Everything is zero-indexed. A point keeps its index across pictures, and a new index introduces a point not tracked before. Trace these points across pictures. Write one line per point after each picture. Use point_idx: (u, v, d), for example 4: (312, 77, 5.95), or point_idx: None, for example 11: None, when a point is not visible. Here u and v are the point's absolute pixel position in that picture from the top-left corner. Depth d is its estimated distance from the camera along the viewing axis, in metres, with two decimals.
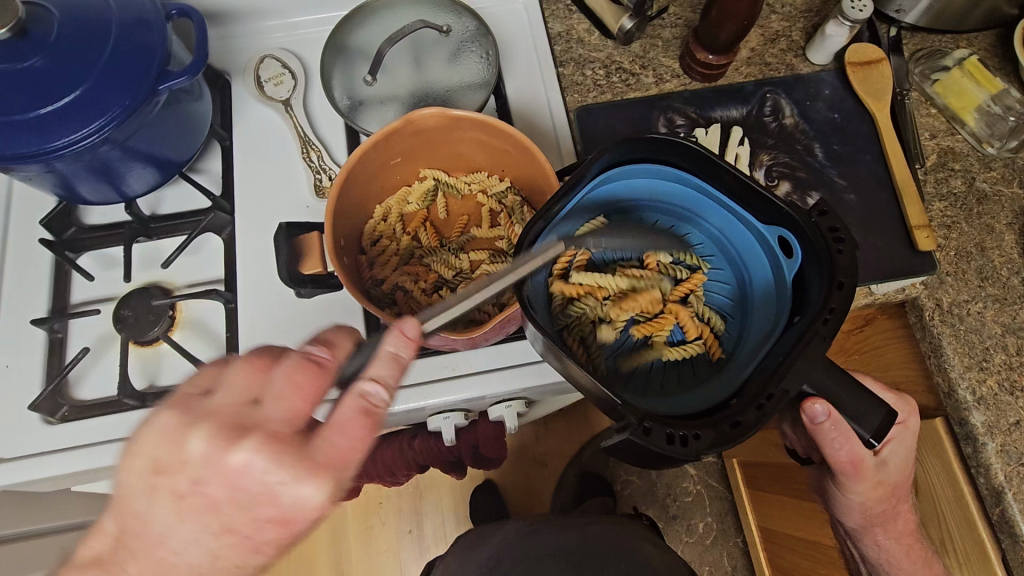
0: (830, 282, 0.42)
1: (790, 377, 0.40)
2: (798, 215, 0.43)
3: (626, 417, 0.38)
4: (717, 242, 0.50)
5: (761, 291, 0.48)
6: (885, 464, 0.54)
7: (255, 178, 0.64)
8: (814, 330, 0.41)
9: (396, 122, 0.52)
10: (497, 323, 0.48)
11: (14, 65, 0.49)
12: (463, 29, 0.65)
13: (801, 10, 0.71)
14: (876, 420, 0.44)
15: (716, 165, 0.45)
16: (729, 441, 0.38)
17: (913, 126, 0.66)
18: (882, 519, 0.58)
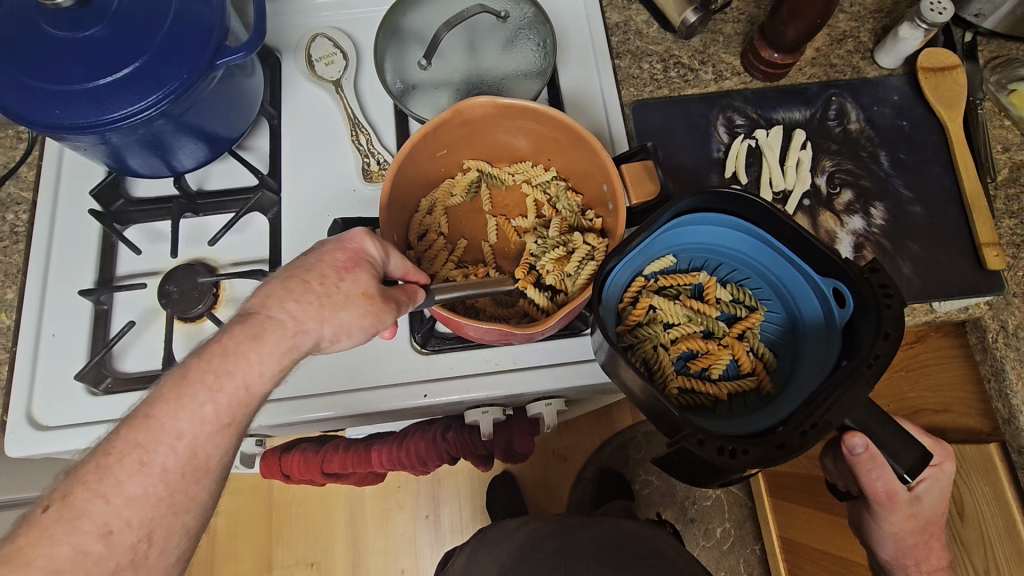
0: (876, 330, 0.40)
1: (834, 410, 0.39)
2: (847, 266, 0.42)
3: (680, 425, 0.38)
4: (775, 288, 0.50)
5: (810, 329, 0.47)
6: (917, 500, 0.52)
7: (304, 160, 0.64)
8: (857, 371, 0.39)
9: (445, 113, 0.50)
10: (565, 314, 0.47)
11: (75, 34, 0.49)
12: (521, 15, 0.63)
13: (872, 10, 0.68)
14: (910, 457, 0.40)
15: (781, 218, 0.44)
16: (772, 460, 0.38)
17: (986, 139, 0.63)
18: (915, 553, 0.55)
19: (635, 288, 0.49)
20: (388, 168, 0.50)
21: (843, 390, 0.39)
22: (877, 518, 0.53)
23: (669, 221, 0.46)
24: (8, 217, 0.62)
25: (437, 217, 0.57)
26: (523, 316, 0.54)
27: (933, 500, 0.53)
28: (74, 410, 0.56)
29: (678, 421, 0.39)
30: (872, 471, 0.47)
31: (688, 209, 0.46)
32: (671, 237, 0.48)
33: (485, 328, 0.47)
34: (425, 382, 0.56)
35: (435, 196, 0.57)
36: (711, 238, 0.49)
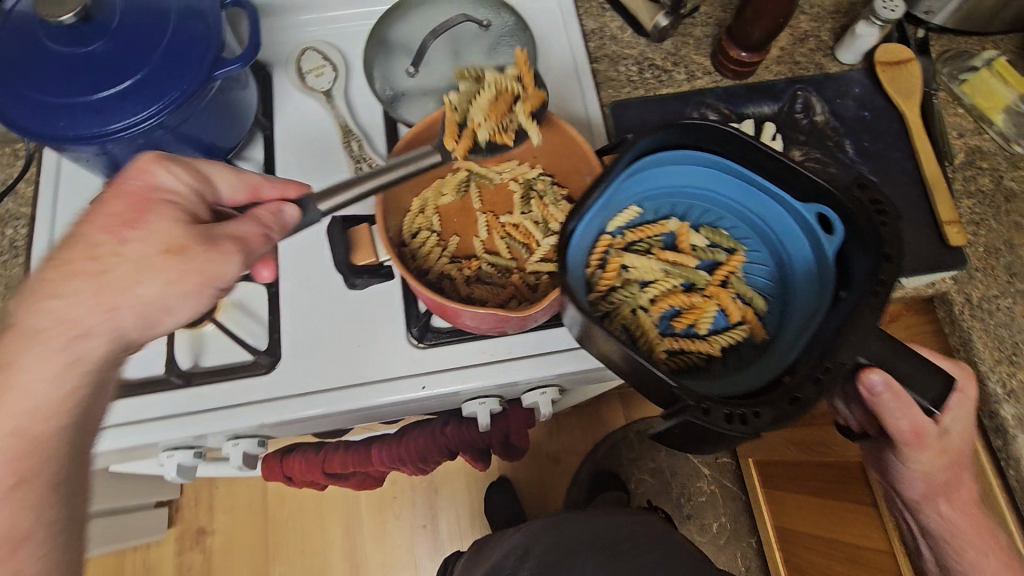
0: (877, 257, 0.43)
1: (845, 350, 0.41)
2: (834, 189, 0.45)
3: (684, 397, 0.39)
4: (755, 227, 0.52)
5: (800, 268, 0.49)
6: (947, 433, 0.51)
7: (298, 168, 0.66)
8: (866, 302, 0.41)
9: (437, 112, 0.54)
10: (555, 298, 0.49)
11: (77, 50, 0.51)
12: (503, 24, 0.66)
13: (831, 11, 0.72)
14: (933, 389, 0.44)
15: (754, 147, 0.47)
16: (789, 418, 0.39)
17: (942, 126, 0.67)
18: (946, 488, 0.55)
19: (602, 245, 0.49)
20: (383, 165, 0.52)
21: (851, 328, 0.41)
22: (907, 457, 0.53)
23: (631, 164, 0.48)
24: (7, 232, 0.64)
25: (429, 216, 0.59)
26: (516, 301, 0.56)
27: (961, 432, 0.52)
28: None
29: (681, 393, 0.39)
30: (897, 412, 0.46)
31: (648, 150, 0.48)
32: (639, 181, 0.50)
33: (480, 314, 0.49)
34: (423, 374, 0.58)
35: (426, 196, 0.59)
36: (680, 182, 0.51)
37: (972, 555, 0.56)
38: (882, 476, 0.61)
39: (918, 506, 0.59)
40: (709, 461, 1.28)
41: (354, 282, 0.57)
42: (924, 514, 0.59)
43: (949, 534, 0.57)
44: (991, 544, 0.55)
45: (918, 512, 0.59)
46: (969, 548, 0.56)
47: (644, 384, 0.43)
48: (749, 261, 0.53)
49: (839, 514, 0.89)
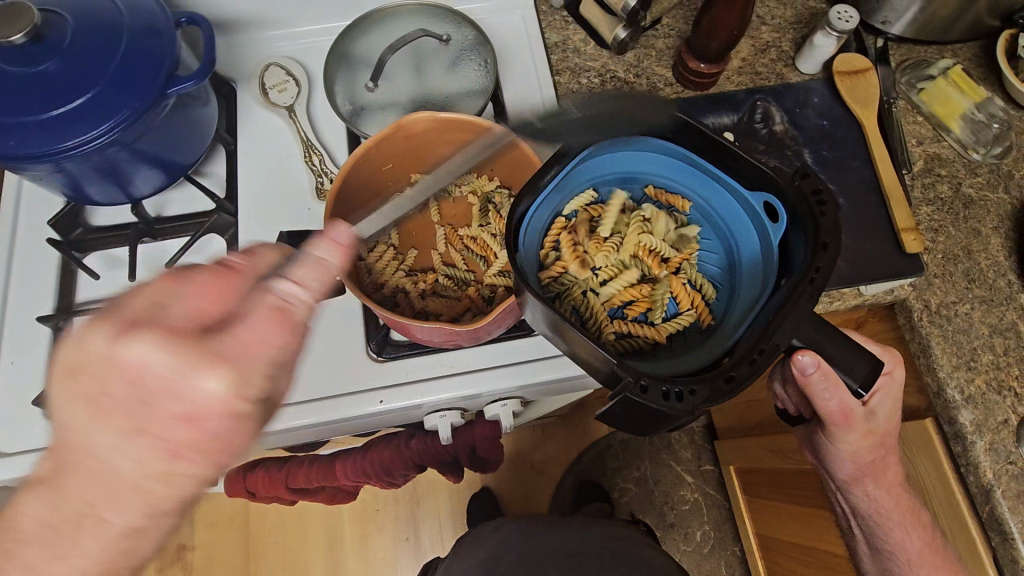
0: (815, 243, 0.43)
1: (780, 332, 0.41)
2: (780, 179, 0.45)
3: (625, 375, 0.38)
4: (707, 218, 0.51)
5: (746, 260, 0.49)
6: (872, 416, 0.54)
7: (257, 181, 0.66)
8: (802, 289, 0.41)
9: (389, 127, 0.54)
10: (499, 313, 0.49)
11: (28, 69, 0.51)
12: (463, 37, 0.67)
13: (791, 22, 0.73)
14: (861, 372, 0.45)
15: (702, 134, 0.46)
16: (722, 397, 0.39)
17: (901, 134, 0.67)
18: (872, 470, 0.59)
19: (556, 230, 0.50)
20: (333, 180, 0.52)
21: (788, 311, 0.41)
22: (836, 440, 0.55)
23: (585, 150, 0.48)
24: None
25: (387, 229, 0.60)
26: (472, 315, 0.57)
27: (888, 415, 0.55)
28: (31, 436, 0.56)
29: (620, 373, 0.39)
30: (827, 393, 0.48)
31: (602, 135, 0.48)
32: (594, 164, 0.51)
33: (429, 329, 0.49)
34: (381, 388, 0.58)
35: (384, 210, 0.60)
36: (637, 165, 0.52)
37: (897, 533, 0.61)
38: (815, 459, 0.63)
39: (846, 488, 0.62)
40: (692, 469, 1.27)
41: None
42: (853, 494, 0.62)
43: (876, 512, 0.61)
44: (915, 523, 0.61)
45: (848, 492, 0.63)
46: (894, 525, 0.61)
47: (594, 370, 0.42)
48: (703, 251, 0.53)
49: (817, 522, 0.88)
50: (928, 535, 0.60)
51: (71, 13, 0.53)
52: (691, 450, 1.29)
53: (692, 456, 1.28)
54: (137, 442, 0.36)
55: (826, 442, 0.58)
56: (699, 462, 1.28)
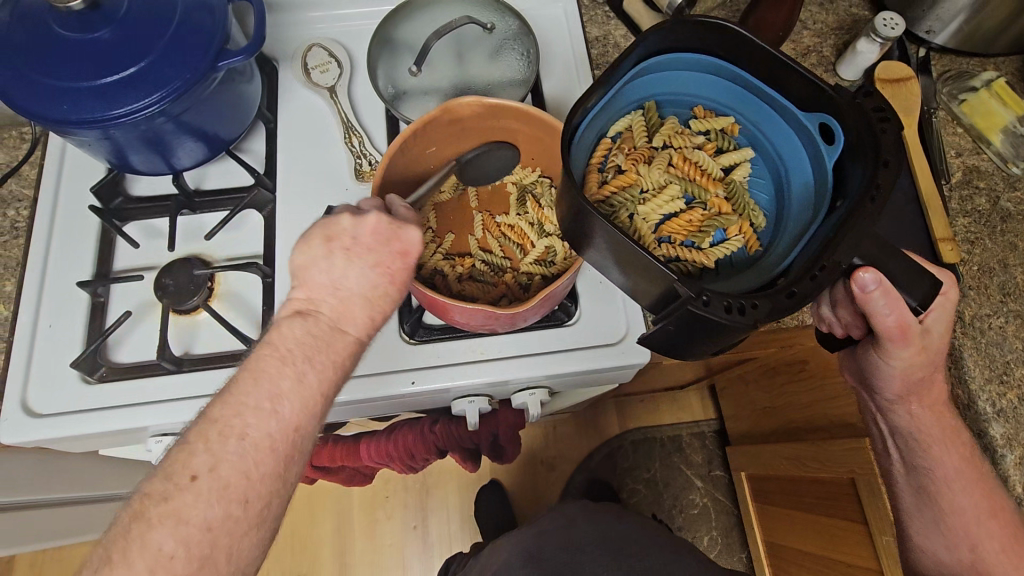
0: (876, 163, 0.42)
1: (843, 249, 0.40)
2: (838, 96, 0.45)
3: (684, 289, 0.39)
4: (757, 141, 0.53)
5: (797, 187, 0.50)
6: (928, 333, 0.51)
7: (296, 159, 0.67)
8: (863, 205, 0.41)
9: (433, 112, 0.53)
10: (537, 302, 0.49)
11: (84, 36, 0.52)
12: (507, 27, 0.67)
13: (833, 27, 0.73)
14: (921, 290, 0.45)
15: (758, 51, 0.47)
16: (785, 311, 0.39)
17: (940, 144, 0.67)
18: (919, 389, 0.55)
19: (602, 148, 0.51)
20: (381, 159, 0.53)
21: (850, 228, 0.40)
22: (886, 355, 0.52)
23: (636, 66, 0.49)
24: (9, 213, 0.64)
25: (425, 213, 0.60)
26: (508, 300, 0.57)
27: (941, 334, 0.52)
28: (68, 399, 0.57)
29: (680, 290, 0.39)
30: (882, 308, 0.46)
31: (654, 52, 0.49)
32: (643, 83, 0.52)
33: (468, 309, 0.49)
34: (413, 370, 0.58)
35: (424, 193, 0.60)
36: (685, 86, 0.53)
37: (939, 451, 0.57)
38: (856, 379, 0.60)
39: (888, 409, 0.59)
40: (702, 473, 1.27)
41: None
42: (894, 416, 0.59)
43: (917, 431, 0.57)
44: (957, 441, 0.57)
45: (889, 412, 0.59)
46: (934, 442, 0.57)
47: (652, 283, 0.42)
48: (753, 178, 0.54)
49: (830, 532, 0.87)
50: (970, 457, 0.57)
51: None
52: (701, 454, 1.29)
53: (703, 461, 1.28)
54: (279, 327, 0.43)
55: (875, 356, 0.54)
56: (709, 467, 1.28)
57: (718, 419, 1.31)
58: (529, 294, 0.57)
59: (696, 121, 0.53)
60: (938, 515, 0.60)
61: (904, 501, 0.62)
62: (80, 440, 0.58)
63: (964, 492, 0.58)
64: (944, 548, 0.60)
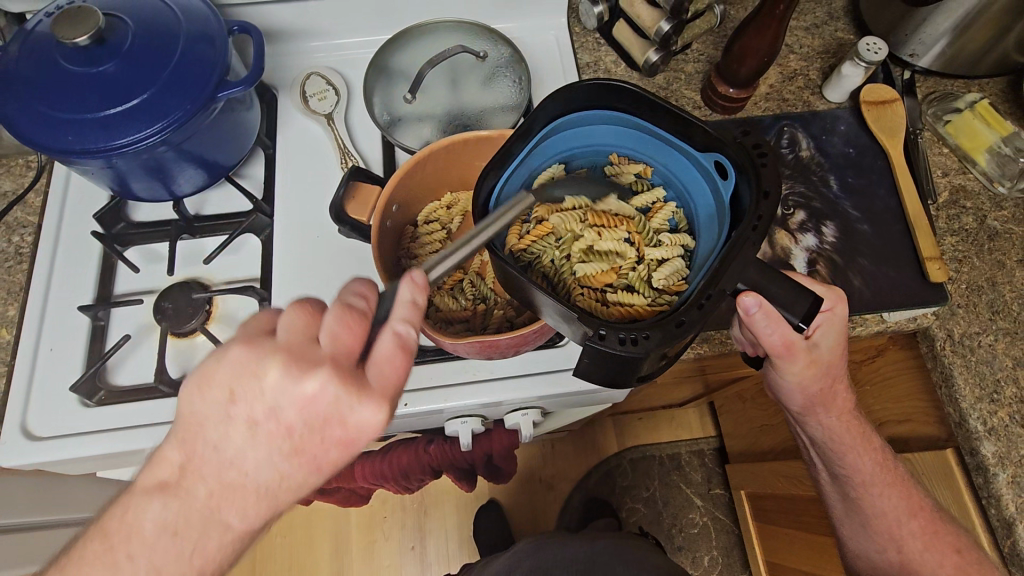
0: (758, 192, 0.44)
1: (727, 276, 0.42)
2: (723, 138, 0.47)
3: (584, 327, 0.40)
4: (666, 177, 0.55)
5: (704, 217, 0.53)
6: (816, 347, 0.53)
7: (294, 185, 0.68)
8: (744, 235, 0.43)
9: (491, 133, 0.56)
10: (476, 340, 0.50)
11: (89, 69, 0.54)
12: (499, 55, 0.69)
13: (819, 51, 0.74)
14: (803, 306, 0.44)
15: (653, 103, 0.50)
16: (677, 338, 0.39)
17: (926, 165, 0.68)
18: (822, 400, 0.58)
19: (525, 202, 0.54)
20: (421, 150, 0.56)
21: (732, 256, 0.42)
22: (781, 371, 0.54)
23: (546, 126, 0.52)
24: (14, 239, 0.66)
25: (451, 214, 0.63)
26: (465, 327, 0.58)
27: (833, 347, 0.53)
28: (65, 422, 0.58)
29: (581, 327, 0.41)
30: (768, 326, 0.47)
31: (559, 113, 0.52)
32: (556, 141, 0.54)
33: (456, 343, 0.51)
34: (405, 391, 0.59)
35: (461, 197, 0.63)
36: (596, 139, 0.55)
37: (851, 457, 0.60)
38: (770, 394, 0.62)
39: (802, 420, 0.61)
40: (702, 492, 1.27)
41: (339, 230, 0.57)
42: (808, 425, 0.61)
43: (829, 438, 0.60)
44: (866, 444, 0.61)
45: (803, 424, 0.62)
46: (847, 450, 0.60)
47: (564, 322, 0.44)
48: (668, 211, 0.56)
49: (828, 550, 0.87)
50: (882, 459, 0.61)
51: (133, 18, 0.56)
52: (701, 473, 1.28)
53: (703, 479, 1.28)
54: (287, 460, 0.37)
55: (773, 372, 0.56)
56: (709, 485, 1.27)
57: (718, 437, 1.30)
58: (493, 329, 0.57)
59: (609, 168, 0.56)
60: (864, 518, 0.63)
61: (834, 505, 0.66)
62: (74, 463, 0.59)
63: (882, 494, 0.60)
64: (872, 549, 0.62)
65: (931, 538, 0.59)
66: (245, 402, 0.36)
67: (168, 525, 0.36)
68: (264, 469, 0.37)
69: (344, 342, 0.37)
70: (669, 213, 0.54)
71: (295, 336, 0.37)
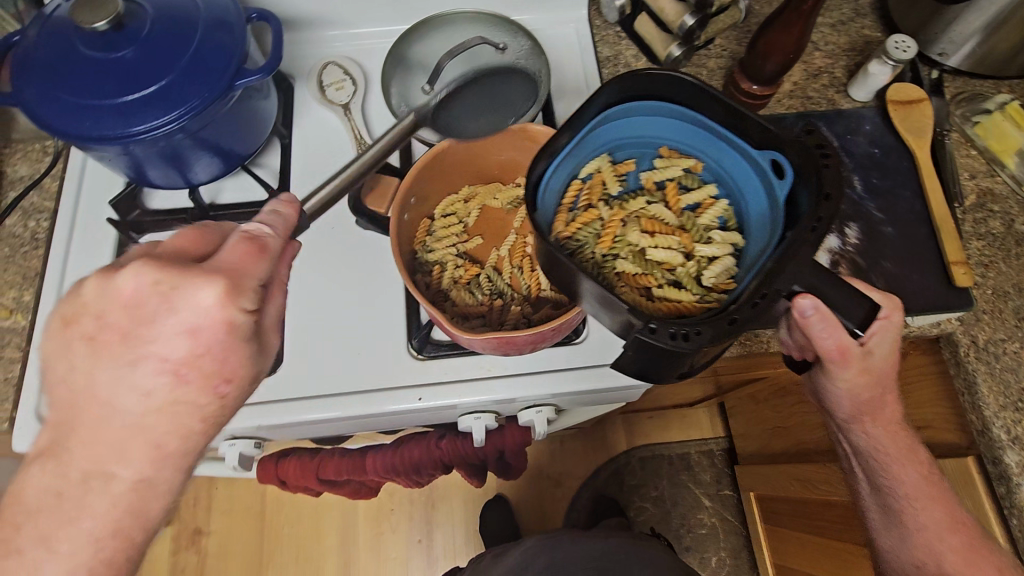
0: (818, 194, 0.43)
1: (782, 279, 0.42)
2: (785, 137, 0.46)
3: (634, 318, 0.40)
4: (718, 174, 0.54)
5: (756, 218, 0.52)
6: (870, 355, 0.50)
7: (311, 176, 0.68)
8: (801, 236, 0.42)
9: (512, 125, 0.55)
10: (496, 338, 0.50)
11: (107, 54, 0.53)
12: (519, 47, 0.68)
13: (844, 49, 0.73)
14: (859, 313, 0.43)
15: (710, 97, 0.49)
16: (728, 336, 0.39)
17: (953, 167, 0.67)
18: (870, 408, 0.55)
19: (573, 190, 0.53)
20: (439, 143, 0.56)
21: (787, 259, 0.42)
22: (831, 377, 0.52)
23: (599, 113, 0.50)
24: (30, 225, 0.66)
25: (470, 207, 0.62)
26: (481, 323, 0.57)
27: (887, 354, 0.51)
28: None
29: (631, 320, 0.40)
30: (823, 330, 0.46)
31: (615, 99, 0.50)
32: (607, 130, 0.53)
33: (475, 339, 0.50)
34: (420, 386, 0.59)
35: (480, 190, 0.62)
36: (649, 130, 0.54)
37: (896, 468, 0.57)
38: (813, 399, 0.60)
39: (844, 427, 0.59)
40: (711, 492, 1.26)
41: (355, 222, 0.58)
42: (850, 433, 0.59)
43: (874, 448, 0.58)
44: (913, 458, 0.57)
45: (845, 431, 0.59)
46: (892, 462, 0.57)
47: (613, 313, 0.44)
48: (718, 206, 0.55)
49: (840, 555, 0.86)
50: (927, 473, 0.57)
51: (151, 4, 0.55)
52: (710, 473, 1.27)
53: (712, 480, 1.27)
54: (161, 374, 0.39)
55: (822, 377, 0.54)
56: (718, 486, 1.26)
57: (727, 438, 1.29)
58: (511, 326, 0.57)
59: (660, 161, 0.55)
60: (906, 534, 0.59)
61: (873, 518, 0.63)
62: None
63: (924, 509, 0.57)
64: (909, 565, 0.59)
65: (967, 556, 0.55)
66: (81, 320, 0.40)
67: (50, 486, 0.38)
68: (155, 384, 0.39)
69: (235, 257, 0.42)
70: (719, 211, 0.54)
71: (177, 250, 0.44)
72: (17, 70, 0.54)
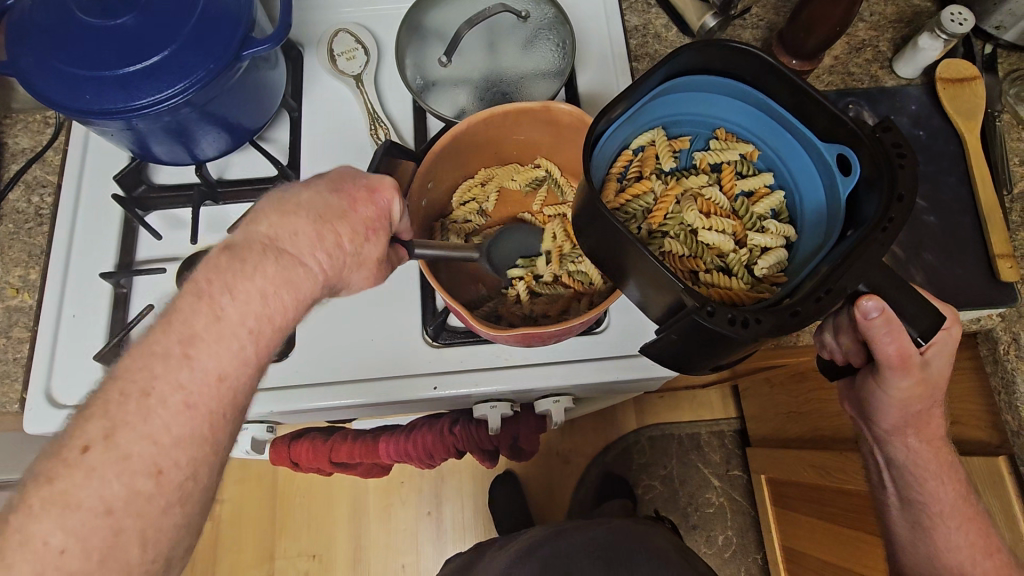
0: (890, 196, 0.41)
1: (850, 275, 0.39)
2: (860, 131, 0.43)
3: (689, 299, 0.38)
4: (775, 163, 0.53)
5: (811, 213, 0.51)
6: (928, 366, 0.49)
7: (322, 153, 0.65)
8: (871, 234, 0.40)
9: (533, 104, 0.52)
10: (523, 332, 0.48)
11: (106, 22, 0.50)
12: (542, 15, 0.64)
13: (891, 19, 0.68)
14: (925, 321, 0.42)
15: (781, 78, 0.46)
16: (787, 329, 0.38)
17: (1003, 152, 0.62)
18: (915, 423, 0.54)
19: (623, 160, 0.51)
20: (455, 124, 0.52)
21: (856, 255, 0.39)
22: (884, 386, 0.50)
23: (661, 84, 0.47)
24: (33, 199, 0.64)
25: (487, 190, 0.59)
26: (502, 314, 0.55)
27: (943, 368, 0.50)
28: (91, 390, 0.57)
29: (686, 302, 0.39)
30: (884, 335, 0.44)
31: (679, 71, 0.47)
32: (666, 101, 0.50)
33: (505, 335, 0.48)
34: (436, 374, 0.57)
35: (496, 171, 0.59)
36: (708, 107, 0.51)
37: (933, 484, 0.57)
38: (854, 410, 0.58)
39: (884, 442, 0.58)
40: (720, 472, 1.26)
41: None
42: (891, 448, 0.58)
43: (913, 463, 0.57)
44: (948, 473, 0.56)
45: (884, 444, 0.58)
46: (929, 477, 0.57)
47: (660, 298, 0.42)
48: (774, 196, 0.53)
49: (851, 543, 0.86)
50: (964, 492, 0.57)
51: None
52: (720, 454, 1.27)
53: (722, 460, 1.26)
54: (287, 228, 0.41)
55: (872, 384, 0.52)
56: (728, 467, 1.26)
57: (738, 419, 1.28)
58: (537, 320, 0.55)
59: (716, 142, 0.53)
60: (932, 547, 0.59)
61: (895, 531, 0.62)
62: None
63: (958, 529, 0.57)
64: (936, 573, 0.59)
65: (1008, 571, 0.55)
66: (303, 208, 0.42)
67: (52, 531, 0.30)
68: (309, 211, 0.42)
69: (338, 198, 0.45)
70: (775, 203, 0.52)
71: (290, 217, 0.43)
72: (11, 37, 0.51)
